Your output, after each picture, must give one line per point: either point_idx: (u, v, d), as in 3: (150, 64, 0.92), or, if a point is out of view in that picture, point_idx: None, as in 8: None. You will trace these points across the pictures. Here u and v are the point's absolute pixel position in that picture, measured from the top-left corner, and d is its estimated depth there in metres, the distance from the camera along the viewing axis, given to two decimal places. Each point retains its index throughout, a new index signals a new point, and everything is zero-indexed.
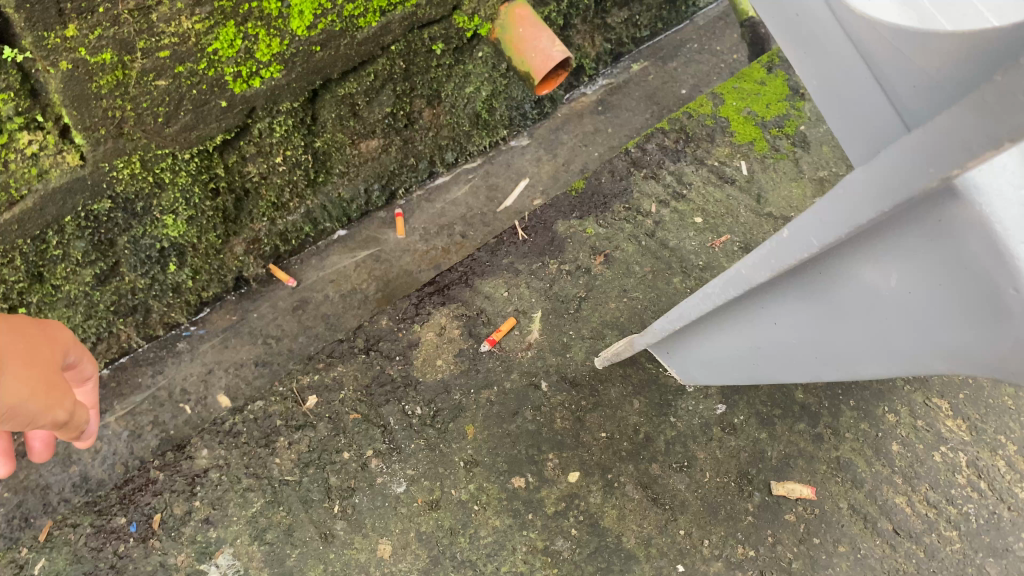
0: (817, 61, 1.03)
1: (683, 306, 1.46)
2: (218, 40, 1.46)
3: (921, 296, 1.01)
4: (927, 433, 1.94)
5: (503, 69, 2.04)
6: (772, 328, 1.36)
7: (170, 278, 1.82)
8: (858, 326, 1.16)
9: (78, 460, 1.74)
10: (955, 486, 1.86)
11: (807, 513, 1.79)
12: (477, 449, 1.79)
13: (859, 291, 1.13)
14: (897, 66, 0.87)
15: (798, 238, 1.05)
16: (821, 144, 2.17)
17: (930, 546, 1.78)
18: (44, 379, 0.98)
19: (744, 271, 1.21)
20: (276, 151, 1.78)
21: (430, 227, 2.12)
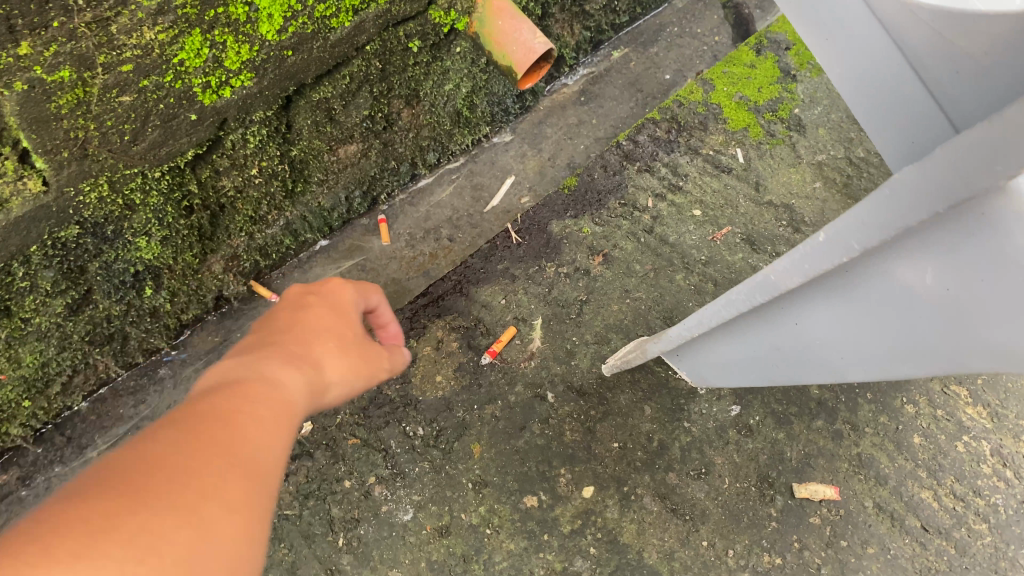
0: (858, 60, 0.98)
1: (703, 313, 1.38)
2: (184, 50, 1.40)
3: (963, 292, 0.94)
4: (948, 423, 1.86)
5: (483, 64, 1.95)
6: (794, 327, 1.29)
7: (148, 302, 1.74)
8: (892, 322, 1.10)
9: None
10: (981, 476, 1.80)
11: (832, 514, 1.72)
12: (485, 468, 1.72)
13: (893, 288, 1.05)
14: (946, 58, 0.82)
15: (836, 243, 0.96)
16: (817, 127, 2.12)
17: (961, 541, 1.72)
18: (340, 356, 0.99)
19: (772, 278, 1.12)
20: (251, 163, 1.71)
21: (416, 231, 2.00)
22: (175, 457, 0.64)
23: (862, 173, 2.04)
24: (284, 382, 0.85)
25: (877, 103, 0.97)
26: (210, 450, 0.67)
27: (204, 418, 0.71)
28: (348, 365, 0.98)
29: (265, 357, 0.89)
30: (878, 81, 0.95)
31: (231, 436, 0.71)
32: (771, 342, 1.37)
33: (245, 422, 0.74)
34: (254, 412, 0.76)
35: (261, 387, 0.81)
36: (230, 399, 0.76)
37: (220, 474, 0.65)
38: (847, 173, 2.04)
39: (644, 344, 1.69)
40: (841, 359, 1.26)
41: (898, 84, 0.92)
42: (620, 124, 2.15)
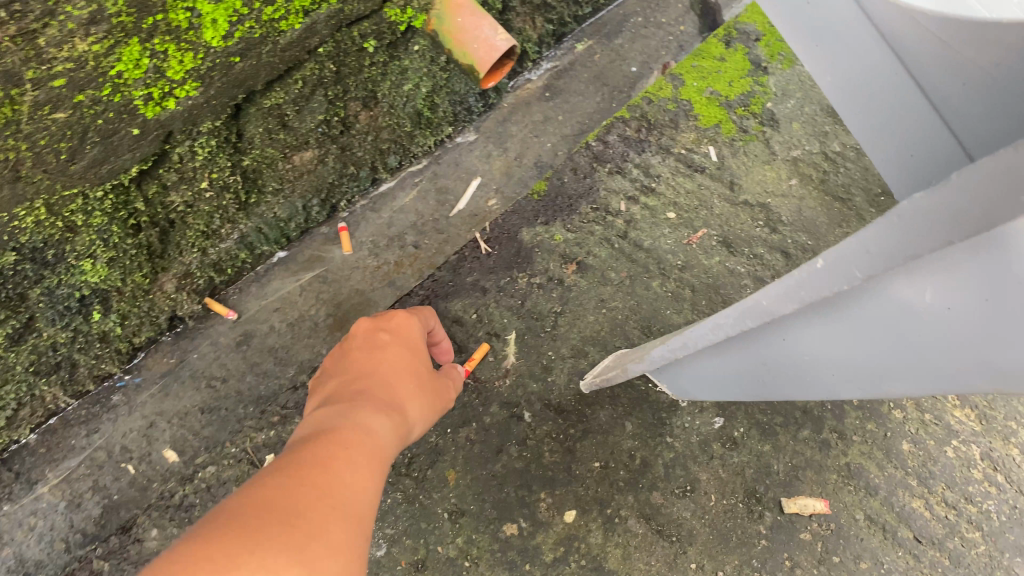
0: (864, 71, 0.89)
1: (688, 334, 1.27)
2: (122, 61, 1.33)
3: (967, 314, 0.75)
4: (936, 427, 1.77)
5: (444, 61, 1.86)
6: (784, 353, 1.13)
7: (96, 327, 1.58)
8: (885, 348, 0.92)
9: (11, 540, 1.52)
10: (973, 482, 1.72)
11: (823, 529, 1.65)
12: (461, 497, 1.63)
13: (889, 306, 0.86)
14: (955, 74, 0.72)
15: (836, 270, 0.80)
16: (791, 121, 2.06)
17: (954, 551, 1.66)
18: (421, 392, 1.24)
19: (764, 303, 0.98)
20: (201, 175, 1.60)
21: (379, 239, 1.84)
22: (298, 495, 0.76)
23: (838, 168, 2.00)
24: (374, 429, 1.01)
25: (885, 122, 0.87)
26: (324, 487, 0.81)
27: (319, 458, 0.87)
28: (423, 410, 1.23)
29: (358, 404, 1.05)
30: (884, 94, 0.86)
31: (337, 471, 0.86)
32: (761, 357, 1.20)
33: (348, 458, 0.89)
34: (354, 455, 0.90)
35: (352, 433, 0.95)
36: (336, 443, 0.91)
37: (338, 512, 0.79)
38: (823, 168, 1.99)
39: (625, 364, 1.58)
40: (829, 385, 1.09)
41: (904, 100, 0.81)
42: (587, 119, 2.04)
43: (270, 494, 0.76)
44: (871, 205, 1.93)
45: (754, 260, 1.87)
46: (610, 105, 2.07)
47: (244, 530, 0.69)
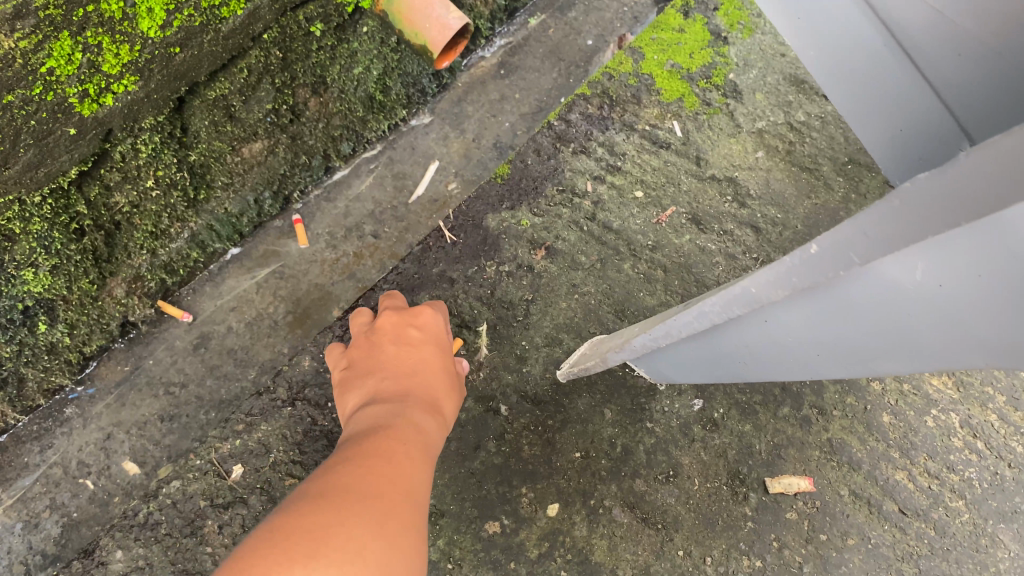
0: (833, 37, 0.86)
1: (670, 323, 1.23)
2: (52, 57, 1.22)
3: (963, 290, 0.67)
4: (915, 397, 1.72)
5: (394, 43, 1.80)
6: (772, 345, 1.09)
7: (43, 339, 1.51)
8: (881, 328, 0.84)
9: None
10: (954, 451, 1.69)
11: (808, 507, 1.62)
12: (440, 497, 1.57)
13: (873, 285, 0.77)
14: (949, 45, 0.72)
15: (833, 257, 0.76)
16: (754, 92, 2.01)
17: (939, 521, 1.64)
18: (433, 397, 1.25)
19: (753, 292, 0.93)
20: (145, 174, 1.52)
21: (336, 229, 1.79)
22: (370, 486, 0.88)
23: (804, 138, 1.96)
24: (423, 424, 1.15)
25: (865, 90, 0.86)
26: (378, 496, 0.86)
27: (371, 470, 0.92)
28: (449, 404, 1.30)
29: (407, 404, 1.17)
30: (860, 63, 0.85)
31: (388, 477, 0.92)
32: (740, 340, 1.14)
33: (409, 452, 1.02)
34: (414, 447, 1.05)
35: (410, 429, 1.09)
36: (401, 436, 1.06)
37: (393, 517, 0.84)
38: (789, 139, 1.95)
39: (605, 353, 1.52)
40: (823, 365, 1.04)
41: (884, 69, 0.81)
42: (546, 96, 1.99)
43: (340, 485, 0.86)
44: (838, 173, 1.90)
45: (724, 237, 1.83)
46: (568, 80, 2.02)
47: (308, 534, 0.75)
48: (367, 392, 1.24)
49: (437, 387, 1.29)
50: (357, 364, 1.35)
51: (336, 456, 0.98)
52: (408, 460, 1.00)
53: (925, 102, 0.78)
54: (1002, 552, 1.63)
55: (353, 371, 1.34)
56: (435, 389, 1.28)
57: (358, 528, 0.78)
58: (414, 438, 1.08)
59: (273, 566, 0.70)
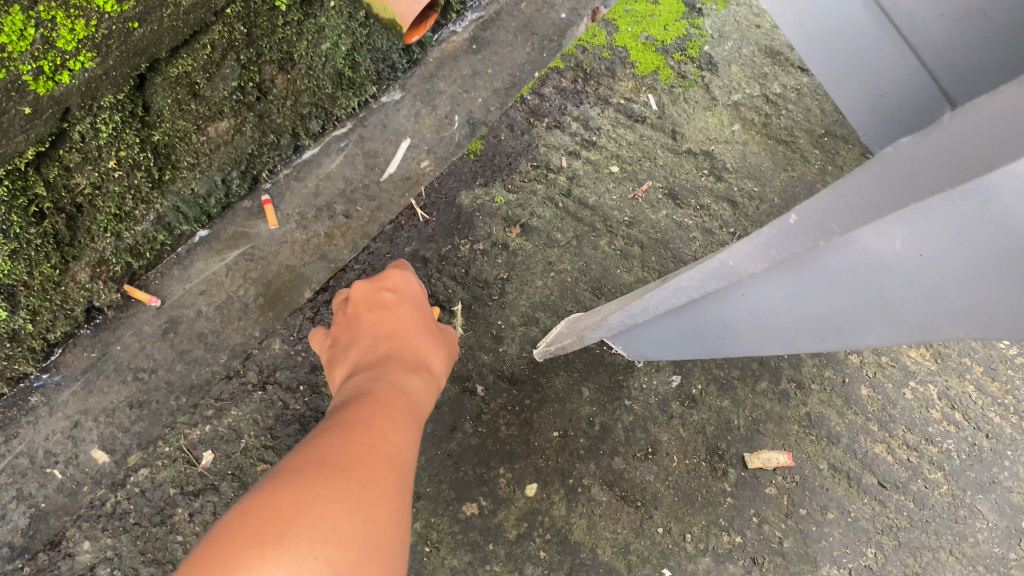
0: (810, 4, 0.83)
1: (648, 299, 1.21)
2: (2, 32, 1.17)
3: (944, 262, 0.65)
4: (894, 369, 1.72)
5: (363, 17, 1.68)
6: (746, 319, 1.08)
7: (5, 326, 1.47)
8: (859, 301, 0.83)
9: None
10: (932, 422, 1.69)
11: (787, 482, 1.62)
12: (417, 480, 1.56)
13: (851, 258, 0.76)
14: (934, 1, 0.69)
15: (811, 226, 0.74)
16: (730, 64, 1.98)
17: (919, 493, 1.64)
18: (415, 357, 1.22)
19: (731, 265, 0.91)
20: (107, 154, 1.47)
21: (307, 210, 1.75)
22: (349, 458, 0.84)
23: (781, 110, 1.93)
24: (408, 384, 1.13)
25: (845, 59, 0.83)
26: (358, 468, 0.83)
27: (351, 441, 0.88)
28: (435, 360, 1.27)
29: (391, 366, 1.16)
30: (840, 29, 0.81)
31: (370, 446, 0.88)
32: (720, 315, 1.13)
33: (392, 418, 0.99)
34: (398, 410, 1.03)
35: (393, 391, 1.07)
36: (385, 402, 1.02)
37: (372, 486, 0.81)
38: (765, 111, 1.92)
39: (581, 330, 1.51)
40: (799, 338, 1.03)
41: (866, 32, 0.78)
42: (518, 71, 1.92)
43: (316, 458, 0.84)
44: (814, 146, 1.88)
45: (701, 212, 1.82)
46: (541, 55, 1.95)
47: (278, 513, 0.73)
48: (349, 364, 1.23)
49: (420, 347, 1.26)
50: (341, 340, 1.33)
51: (321, 427, 0.96)
52: (391, 426, 0.96)
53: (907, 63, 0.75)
54: (980, 522, 1.63)
55: (337, 347, 1.32)
56: (416, 348, 1.25)
57: (334, 505, 0.76)
58: (398, 402, 1.04)
59: (242, 553, 0.68)
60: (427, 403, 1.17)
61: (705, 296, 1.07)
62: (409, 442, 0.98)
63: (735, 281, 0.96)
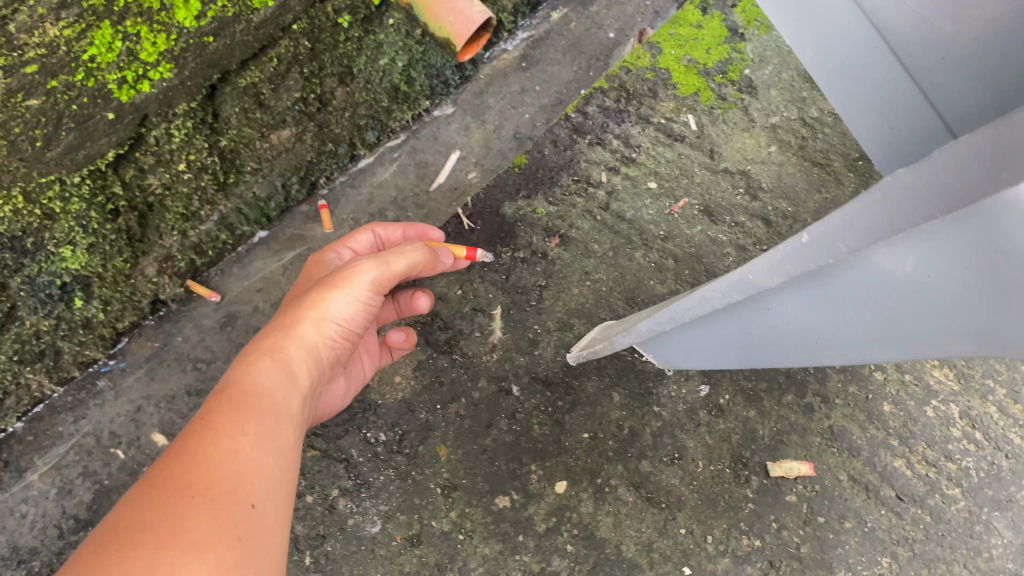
0: (829, 44, 0.99)
1: (674, 307, 1.28)
2: (94, 45, 1.31)
3: (947, 279, 0.83)
4: (916, 387, 1.77)
5: (419, 36, 1.85)
6: (766, 318, 1.18)
7: (79, 314, 1.61)
8: (870, 311, 0.98)
9: (3, 529, 1.55)
10: (952, 440, 1.73)
11: (807, 491, 1.67)
12: (453, 472, 1.67)
13: (867, 275, 0.92)
14: (930, 49, 0.85)
15: (820, 245, 0.90)
16: (769, 88, 2.04)
17: (936, 508, 1.67)
18: (284, 325, 1.20)
19: (750, 278, 1.04)
20: (178, 158, 1.60)
21: (361, 216, 1.86)
22: (165, 501, 0.82)
23: (816, 134, 1.99)
24: (263, 368, 1.10)
25: (858, 92, 0.99)
26: (167, 517, 0.80)
27: (167, 478, 0.85)
28: (305, 324, 1.20)
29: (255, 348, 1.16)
30: (856, 66, 0.97)
31: (189, 477, 0.86)
32: (744, 325, 1.24)
33: (231, 421, 0.97)
34: (239, 398, 1.02)
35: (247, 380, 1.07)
36: (226, 403, 1.00)
37: (210, 516, 0.83)
38: (802, 134, 1.98)
39: (613, 336, 1.58)
40: (820, 343, 1.13)
41: (878, 70, 0.94)
42: (564, 89, 2.05)
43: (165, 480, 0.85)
44: (848, 169, 1.93)
45: (735, 228, 1.87)
46: (588, 73, 2.09)
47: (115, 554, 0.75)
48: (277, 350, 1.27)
49: (287, 323, 1.20)
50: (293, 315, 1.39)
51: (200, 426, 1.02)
52: (225, 435, 0.94)
53: (912, 99, 0.91)
54: (996, 539, 1.65)
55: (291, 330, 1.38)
56: (292, 317, 1.21)
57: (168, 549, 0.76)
58: (247, 388, 1.05)
59: None
60: (287, 381, 1.11)
61: (729, 305, 1.16)
62: (260, 442, 0.97)
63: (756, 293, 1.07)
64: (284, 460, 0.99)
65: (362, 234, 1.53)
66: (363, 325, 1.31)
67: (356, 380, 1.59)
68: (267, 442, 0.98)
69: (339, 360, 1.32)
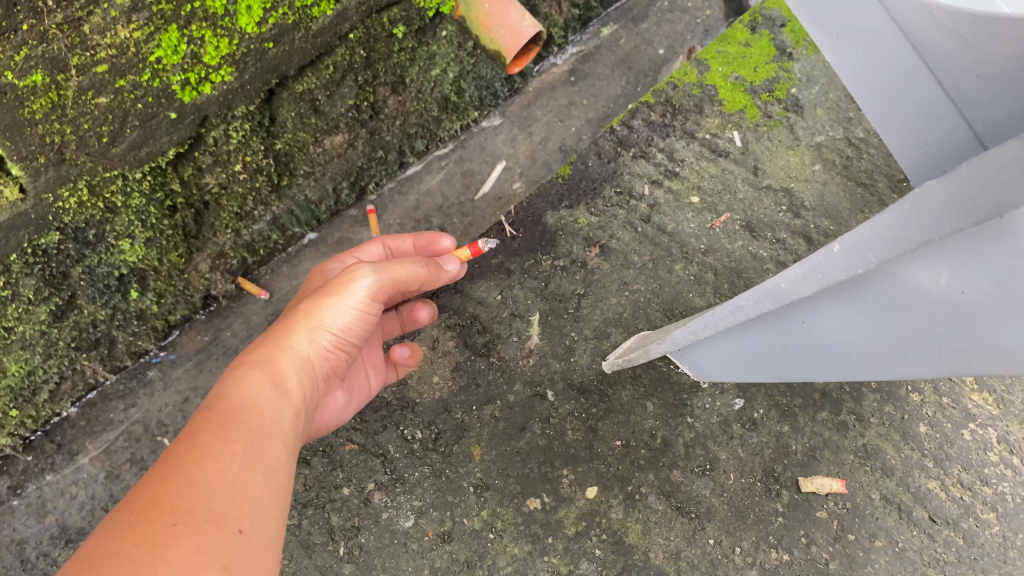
0: (873, 58, 1.01)
1: (709, 315, 1.32)
2: (160, 47, 1.36)
3: (980, 295, 0.87)
4: (954, 410, 1.77)
5: (471, 48, 1.93)
6: (799, 326, 1.22)
7: (134, 305, 1.69)
8: (903, 325, 1.02)
9: (54, 508, 1.63)
10: (989, 464, 1.71)
11: (839, 508, 1.67)
12: (486, 472, 1.70)
13: (901, 288, 0.98)
14: (968, 66, 0.86)
15: (851, 253, 0.93)
16: (815, 107, 2.06)
17: (969, 531, 1.65)
18: (273, 338, 1.24)
19: (782, 287, 1.09)
20: (235, 159, 1.67)
21: (406, 222, 1.99)
22: (142, 532, 0.80)
23: (862, 154, 1.99)
24: (249, 379, 1.13)
25: (896, 106, 1.00)
26: (148, 547, 0.78)
27: (149, 506, 0.84)
28: (297, 336, 1.24)
29: (244, 361, 1.19)
30: (898, 81, 0.98)
31: (172, 503, 0.85)
32: (775, 338, 1.30)
33: (217, 441, 0.97)
34: (225, 415, 1.03)
35: (233, 394, 1.08)
36: (214, 422, 1.01)
37: (193, 544, 0.81)
38: (847, 154, 1.99)
39: (648, 344, 1.61)
40: (851, 353, 1.16)
41: (920, 83, 0.95)
42: (612, 103, 2.16)
43: (142, 508, 0.83)
44: (893, 190, 1.93)
45: (776, 245, 1.88)
46: (636, 88, 2.19)
47: None
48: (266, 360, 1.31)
49: (279, 335, 1.24)
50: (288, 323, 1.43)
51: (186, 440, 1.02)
52: (211, 455, 0.94)
53: (948, 113, 0.91)
54: None
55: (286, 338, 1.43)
56: (283, 329, 1.26)
57: None
58: (236, 403, 1.06)
59: None
60: (274, 394, 1.13)
61: (760, 315, 1.23)
62: (247, 461, 0.97)
63: (787, 303, 1.13)
64: (273, 478, 0.99)
65: (373, 245, 1.62)
66: (362, 334, 1.36)
67: (358, 395, 1.61)
68: (255, 461, 0.98)
69: (335, 372, 1.37)
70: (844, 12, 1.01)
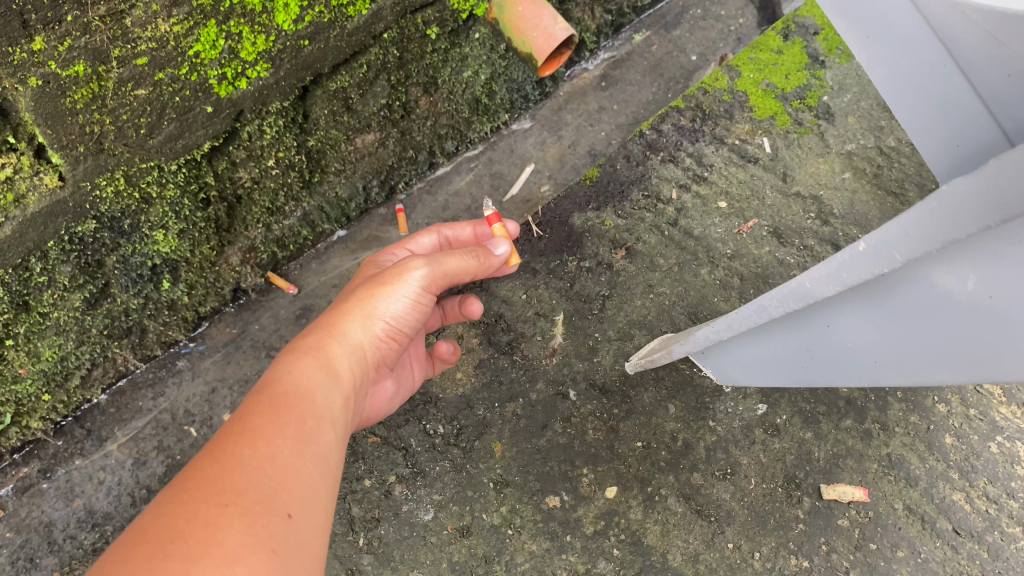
0: (906, 61, 1.00)
1: (733, 314, 1.33)
2: (199, 41, 1.39)
3: (1006, 301, 0.87)
4: (981, 422, 1.76)
5: (503, 50, 1.97)
6: (826, 329, 1.21)
7: (165, 295, 1.74)
8: (931, 332, 1.02)
9: (82, 493, 1.68)
10: (1016, 478, 1.70)
11: (860, 516, 1.66)
12: (506, 468, 1.72)
13: (930, 292, 0.98)
14: (999, 65, 0.85)
15: (877, 252, 0.94)
16: (847, 115, 2.05)
17: (994, 545, 1.64)
18: (328, 324, 1.28)
19: (808, 285, 1.10)
20: (268, 154, 1.71)
21: (435, 221, 2.01)
22: (192, 509, 0.81)
23: (894, 163, 1.98)
24: (306, 364, 1.16)
25: (928, 110, 0.99)
26: (200, 526, 0.79)
27: (201, 483, 0.85)
28: (352, 325, 1.29)
29: (301, 344, 1.22)
30: (929, 83, 0.98)
31: (224, 484, 0.86)
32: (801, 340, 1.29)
33: (270, 424, 0.99)
34: (279, 397, 1.06)
35: (289, 378, 1.11)
36: (267, 403, 1.04)
37: (243, 527, 0.81)
38: (878, 163, 1.97)
39: (671, 345, 1.63)
40: (876, 358, 1.16)
41: (952, 83, 0.94)
42: (642, 109, 2.17)
43: (196, 484, 0.85)
44: None
45: (803, 252, 1.87)
46: (666, 95, 2.20)
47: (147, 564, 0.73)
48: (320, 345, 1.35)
49: (335, 322, 1.28)
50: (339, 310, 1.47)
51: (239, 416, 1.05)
52: (262, 437, 0.96)
53: (977, 113, 0.91)
54: None
55: None
56: (337, 316, 1.30)
57: (204, 562, 0.74)
58: (287, 386, 1.09)
59: None
60: (327, 378, 1.17)
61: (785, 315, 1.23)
62: (298, 446, 0.99)
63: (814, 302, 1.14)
64: (321, 463, 1.01)
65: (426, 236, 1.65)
66: (411, 326, 1.39)
67: (404, 387, 1.63)
68: (304, 446, 1.00)
69: (384, 362, 1.40)
70: (878, 14, 1.01)
